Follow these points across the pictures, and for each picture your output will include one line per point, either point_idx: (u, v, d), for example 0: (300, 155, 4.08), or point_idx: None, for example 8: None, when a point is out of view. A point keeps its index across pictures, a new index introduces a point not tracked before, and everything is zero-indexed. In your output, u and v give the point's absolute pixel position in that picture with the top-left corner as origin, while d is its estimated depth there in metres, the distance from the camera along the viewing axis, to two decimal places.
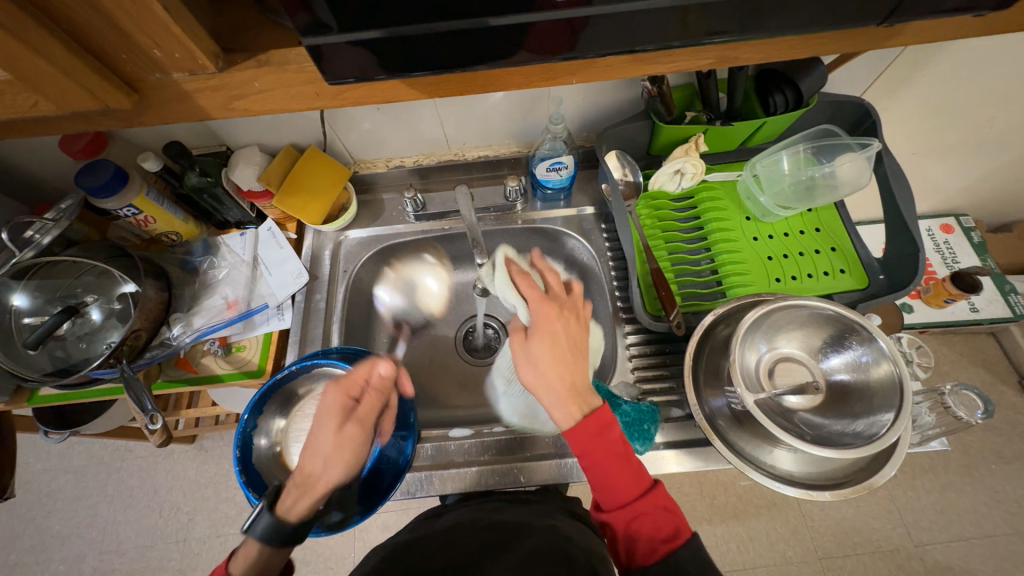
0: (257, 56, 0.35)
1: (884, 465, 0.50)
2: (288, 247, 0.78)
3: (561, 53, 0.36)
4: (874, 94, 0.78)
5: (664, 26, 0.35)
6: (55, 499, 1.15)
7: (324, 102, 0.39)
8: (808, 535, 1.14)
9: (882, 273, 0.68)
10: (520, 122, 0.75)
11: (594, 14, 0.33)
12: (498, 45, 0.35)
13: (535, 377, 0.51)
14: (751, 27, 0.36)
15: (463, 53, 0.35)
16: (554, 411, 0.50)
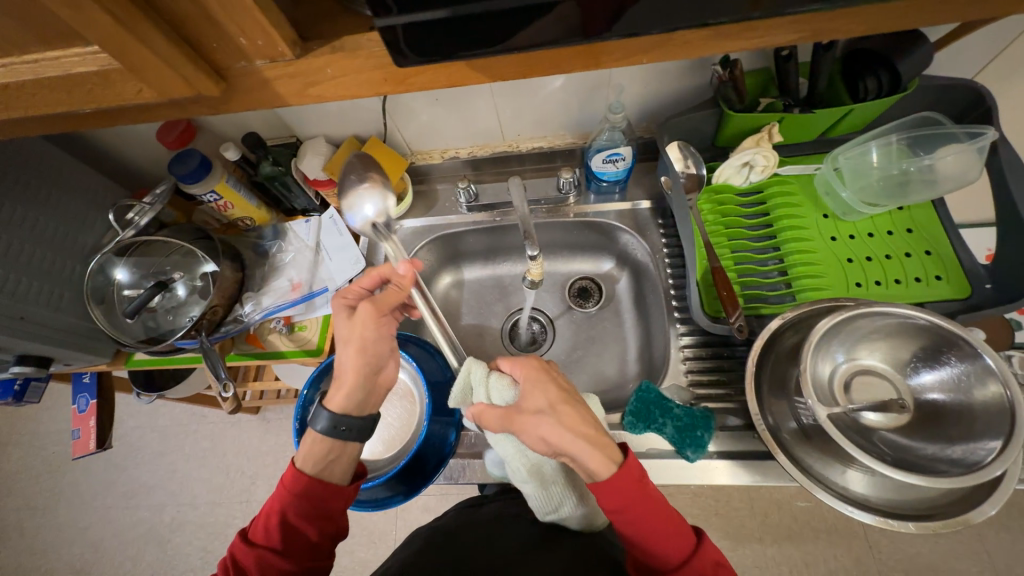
0: (331, 43, 0.37)
1: (985, 502, 0.43)
2: (347, 235, 0.82)
3: (630, 30, 0.35)
4: (989, 77, 0.68)
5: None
6: (143, 452, 1.30)
7: (390, 87, 0.39)
8: (873, 568, 1.04)
9: (989, 282, 0.60)
10: (577, 112, 0.73)
11: None
12: (566, 22, 0.34)
13: (553, 434, 0.47)
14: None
15: (525, 32, 0.34)
16: (586, 460, 0.46)
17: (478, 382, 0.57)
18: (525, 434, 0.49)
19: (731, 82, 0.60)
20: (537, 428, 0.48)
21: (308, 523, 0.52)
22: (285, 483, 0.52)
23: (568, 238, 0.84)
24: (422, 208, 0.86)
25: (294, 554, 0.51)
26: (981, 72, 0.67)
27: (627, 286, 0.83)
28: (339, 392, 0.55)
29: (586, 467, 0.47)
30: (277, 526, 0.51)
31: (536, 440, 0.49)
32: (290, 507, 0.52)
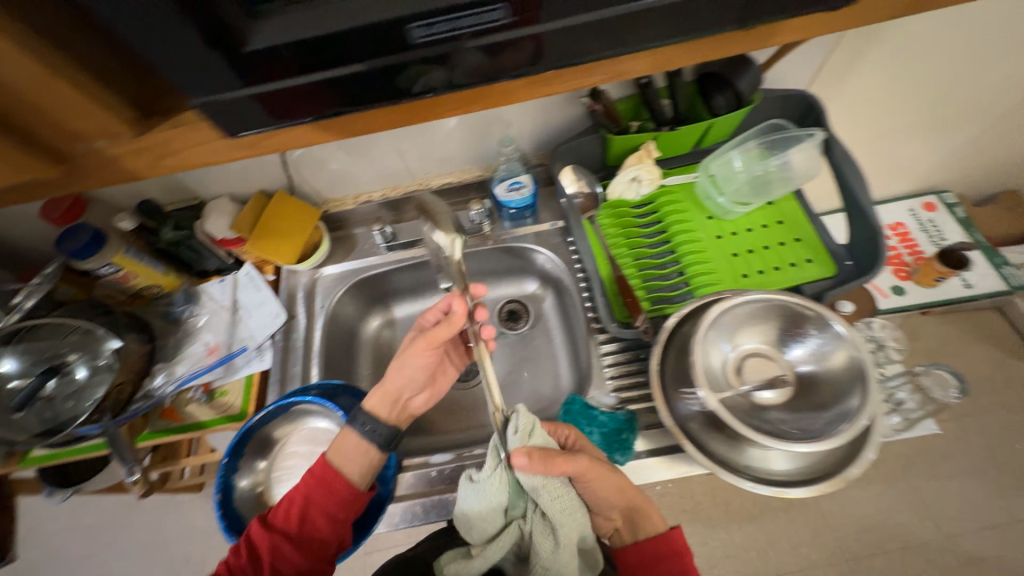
0: (176, 117, 0.39)
1: (850, 462, 0.49)
2: (265, 289, 0.80)
3: (444, 83, 0.37)
4: (820, 86, 0.80)
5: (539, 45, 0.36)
6: (62, 560, 1.14)
7: (250, 151, 0.41)
8: (830, 536, 1.15)
9: (849, 260, 0.68)
10: (476, 148, 0.78)
11: (486, 43, 0.35)
12: (381, 81, 0.36)
13: (625, 487, 0.56)
14: (626, 38, 0.37)
15: (365, 91, 0.37)
16: (648, 514, 0.58)
17: (541, 433, 0.53)
18: (602, 483, 0.54)
19: (603, 110, 0.66)
20: (611, 477, 0.55)
21: (325, 516, 0.57)
22: (315, 471, 0.59)
23: (490, 265, 0.87)
24: (342, 253, 0.86)
25: (303, 543, 0.55)
26: (813, 80, 0.78)
27: (551, 303, 0.86)
28: (376, 397, 0.61)
29: (644, 525, 0.59)
30: (296, 512, 0.57)
31: (609, 492, 0.55)
32: (311, 494, 0.57)
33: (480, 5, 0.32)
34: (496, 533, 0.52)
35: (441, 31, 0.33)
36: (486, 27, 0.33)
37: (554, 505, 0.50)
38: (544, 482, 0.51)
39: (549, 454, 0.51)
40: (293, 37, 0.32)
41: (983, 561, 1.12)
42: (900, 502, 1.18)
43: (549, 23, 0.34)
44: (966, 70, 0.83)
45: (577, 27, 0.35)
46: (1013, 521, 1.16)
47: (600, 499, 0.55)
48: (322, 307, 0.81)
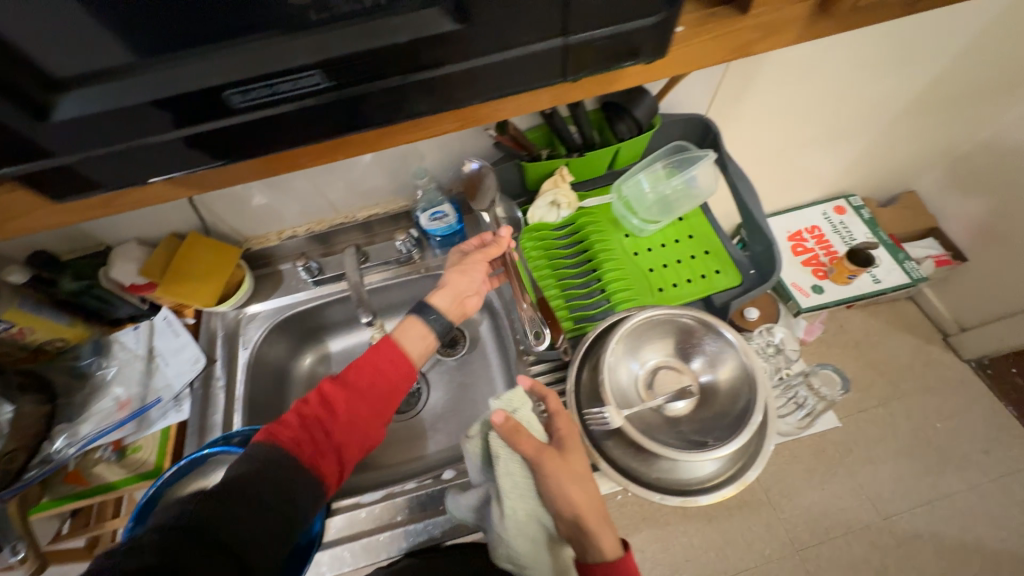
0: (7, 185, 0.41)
1: (749, 466, 0.52)
2: (184, 334, 0.77)
3: (290, 136, 0.38)
4: (718, 110, 0.86)
5: (375, 101, 0.37)
6: None
7: (105, 208, 0.44)
8: (782, 528, 1.19)
9: (752, 269, 0.73)
10: (397, 179, 0.78)
11: (322, 99, 0.35)
12: (224, 137, 0.37)
13: (581, 499, 0.50)
14: (467, 94, 0.37)
15: (210, 147, 0.38)
16: (603, 537, 0.50)
17: (524, 412, 0.52)
18: (559, 480, 0.50)
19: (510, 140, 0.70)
20: (569, 480, 0.50)
21: (389, 388, 0.59)
22: (383, 345, 0.61)
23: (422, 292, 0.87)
24: (269, 290, 0.84)
25: (366, 412, 0.57)
26: (711, 104, 0.83)
27: (486, 326, 0.86)
28: (440, 294, 0.67)
29: (591, 547, 0.50)
30: (360, 370, 0.59)
31: (562, 497, 0.50)
32: (378, 367, 0.59)
33: (296, 73, 0.33)
34: (480, 484, 0.57)
35: (268, 95, 0.34)
36: (313, 90, 0.35)
37: (506, 480, 0.51)
38: (507, 453, 0.51)
39: (518, 426, 0.51)
40: (102, 108, 0.33)
41: (918, 539, 1.20)
42: (840, 490, 1.24)
43: (373, 85, 0.35)
44: (843, 90, 0.92)
45: (401, 87, 0.36)
46: (941, 497, 1.24)
47: (551, 499, 0.50)
48: (246, 349, 0.79)
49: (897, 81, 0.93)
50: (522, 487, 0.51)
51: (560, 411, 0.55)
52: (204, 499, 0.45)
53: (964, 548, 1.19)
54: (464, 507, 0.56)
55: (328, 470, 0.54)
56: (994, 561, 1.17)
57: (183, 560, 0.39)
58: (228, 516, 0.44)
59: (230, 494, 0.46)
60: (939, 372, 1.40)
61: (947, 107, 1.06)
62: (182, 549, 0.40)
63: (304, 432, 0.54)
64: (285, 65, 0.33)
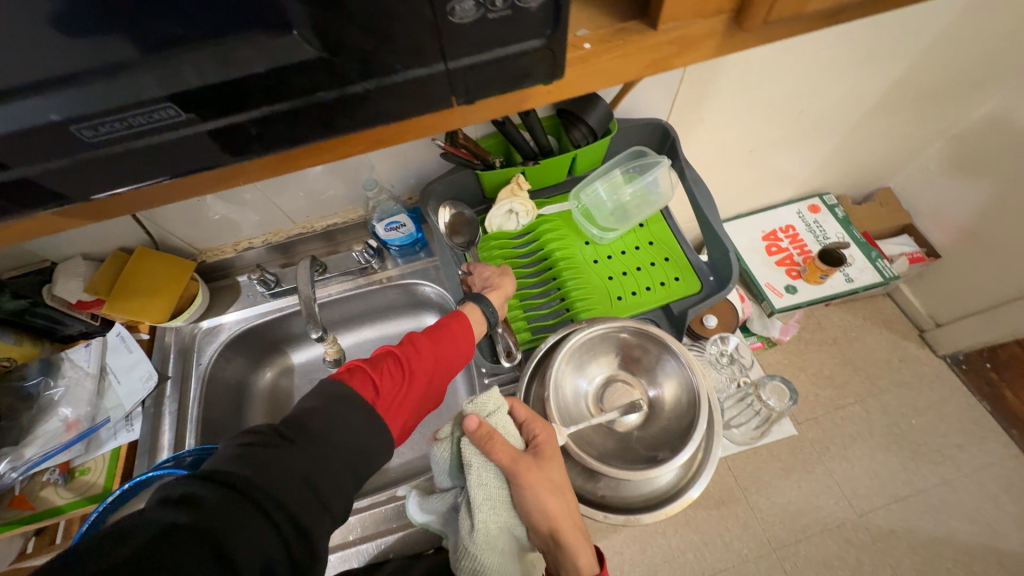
0: None
1: (693, 484, 0.52)
2: (137, 350, 0.75)
3: (162, 174, 0.31)
4: (682, 112, 0.84)
5: (261, 131, 0.29)
6: None
7: None
8: (759, 528, 1.22)
9: (711, 276, 0.72)
10: (351, 189, 0.77)
11: (226, 123, 0.28)
12: (99, 173, 0.29)
13: (559, 512, 0.48)
14: (394, 115, 0.31)
15: (93, 184, 0.30)
16: (580, 552, 0.49)
17: (500, 417, 0.49)
18: (536, 494, 0.47)
19: (465, 148, 0.67)
20: (546, 493, 0.47)
21: (460, 354, 0.59)
22: (460, 315, 0.61)
23: (384, 302, 0.86)
24: (227, 303, 0.83)
25: (438, 370, 0.56)
26: (672, 106, 0.81)
27: None
28: (494, 294, 0.66)
29: (565, 563, 0.49)
30: (438, 333, 0.58)
31: (539, 510, 0.47)
32: (455, 329, 0.59)
33: (141, 106, 0.25)
34: (444, 488, 0.53)
35: (114, 131, 0.26)
36: (174, 122, 0.27)
37: (480, 491, 0.47)
38: (480, 464, 0.47)
39: (492, 433, 0.47)
40: None
41: (891, 534, 1.21)
42: (816, 487, 1.26)
43: (252, 112, 0.28)
44: (808, 88, 0.90)
45: (289, 115, 0.29)
46: (915, 493, 1.25)
47: (526, 509, 0.48)
48: (199, 366, 0.77)
49: (862, 79, 0.92)
50: (496, 499, 0.48)
51: (533, 416, 0.52)
52: (269, 449, 0.41)
53: (937, 543, 1.19)
54: (429, 510, 0.54)
55: (392, 422, 0.51)
56: (968, 555, 1.18)
57: (235, 521, 0.35)
58: (288, 473, 0.40)
59: (298, 444, 0.43)
60: (921, 367, 1.40)
61: (916, 102, 1.05)
62: (239, 507, 0.36)
63: (384, 375, 0.52)
64: (124, 98, 0.25)
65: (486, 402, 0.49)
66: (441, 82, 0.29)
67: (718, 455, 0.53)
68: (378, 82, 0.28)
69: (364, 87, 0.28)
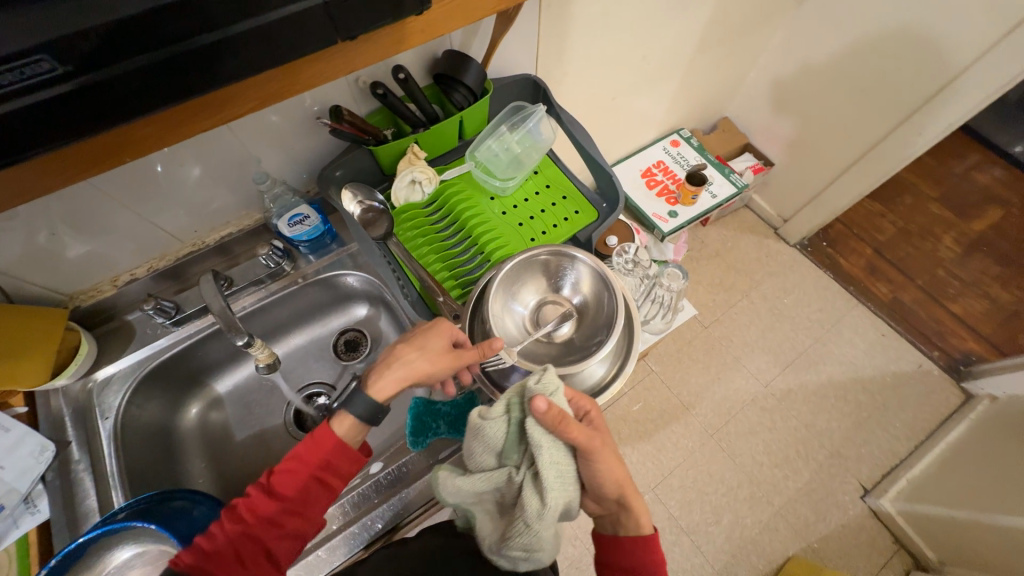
0: None
1: (627, 361, 0.63)
2: (16, 427, 0.64)
3: (43, 144, 0.31)
4: (548, 66, 0.93)
5: (143, 85, 0.31)
6: None
7: None
8: (696, 422, 1.43)
9: (604, 202, 0.81)
10: (240, 191, 0.73)
11: (105, 78, 0.30)
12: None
13: (623, 478, 0.56)
14: (280, 53, 0.34)
15: None
16: (640, 514, 0.57)
17: (559, 396, 0.51)
18: (604, 463, 0.54)
19: (352, 125, 0.68)
20: (605, 458, 0.53)
21: (330, 480, 0.54)
22: (316, 443, 0.54)
23: (307, 304, 0.83)
24: (120, 347, 0.74)
25: (302, 505, 0.52)
26: (537, 61, 0.89)
27: (383, 320, 0.85)
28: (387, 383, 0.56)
29: (627, 521, 0.58)
30: (290, 479, 0.52)
31: (605, 477, 0.54)
32: (321, 458, 0.53)
33: (13, 60, 0.26)
34: (489, 469, 0.52)
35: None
36: (49, 78, 0.28)
37: (551, 470, 0.49)
38: (550, 442, 0.50)
39: (563, 416, 0.49)
40: None
41: (790, 392, 1.48)
42: (729, 374, 1.50)
43: (130, 64, 0.30)
44: (645, 34, 1.04)
45: (171, 65, 0.31)
46: (799, 355, 1.54)
47: (594, 479, 0.54)
48: (107, 418, 0.68)
49: (680, 22, 1.09)
50: (562, 475, 0.51)
51: (578, 392, 0.57)
52: None
53: (821, 387, 1.49)
54: (463, 494, 0.53)
55: None
56: (843, 390, 1.49)
57: None
58: None
59: None
60: (782, 257, 1.71)
61: (725, 40, 1.27)
62: None
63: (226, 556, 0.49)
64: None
65: (546, 381, 0.51)
66: (320, 15, 0.33)
67: (640, 346, 0.63)
68: (256, 20, 0.31)
69: (244, 26, 0.31)
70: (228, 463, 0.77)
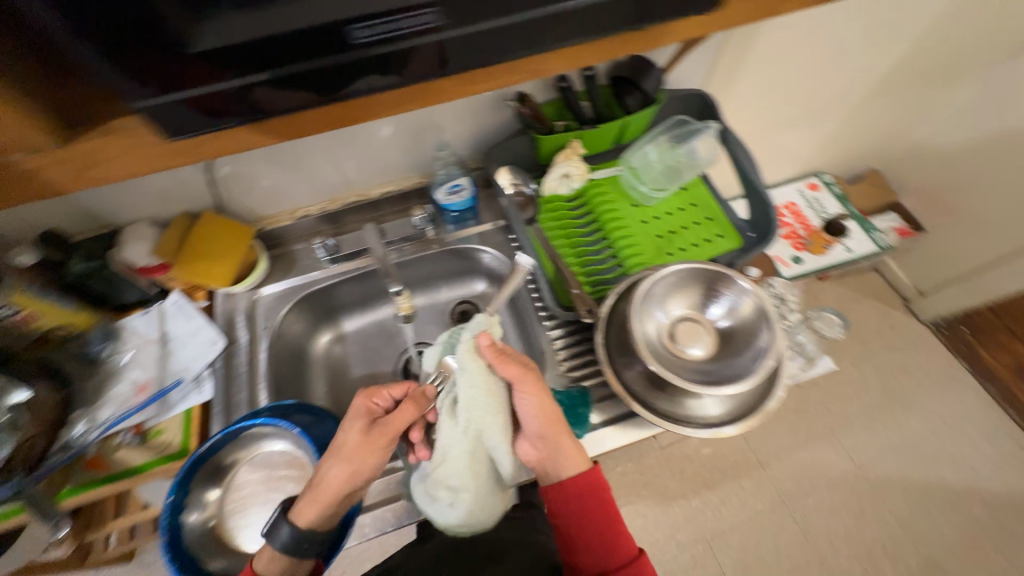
0: (105, 126, 0.40)
1: (770, 395, 0.59)
2: (198, 317, 0.75)
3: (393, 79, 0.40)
4: (716, 87, 0.91)
5: (479, 45, 0.40)
6: None
7: (179, 161, 0.43)
8: (771, 485, 1.32)
9: (751, 231, 0.78)
10: (413, 156, 0.80)
11: (460, 33, 0.38)
12: (354, 74, 0.39)
13: (558, 424, 0.57)
14: (579, 32, 0.41)
15: (344, 83, 0.39)
16: (571, 456, 0.57)
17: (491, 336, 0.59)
18: (535, 401, 0.57)
19: (529, 112, 0.72)
20: (535, 400, 0.57)
21: None
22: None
23: (437, 269, 0.89)
24: (282, 272, 0.84)
25: None
26: (709, 79, 0.88)
27: (500, 299, 0.89)
28: (310, 504, 0.54)
29: (564, 463, 0.57)
30: None
31: (535, 416, 0.57)
32: None
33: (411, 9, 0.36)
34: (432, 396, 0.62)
35: (387, 30, 0.37)
36: (433, 26, 0.37)
37: (466, 392, 0.55)
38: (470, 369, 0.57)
39: (498, 350, 0.58)
40: (266, 32, 0.34)
41: (889, 483, 1.31)
42: (820, 446, 1.36)
43: (483, 24, 0.38)
44: (823, 69, 0.98)
45: (506, 31, 0.39)
46: (908, 446, 1.36)
47: (529, 419, 0.57)
48: (266, 328, 0.79)
49: (864, 62, 1.01)
50: (470, 409, 0.55)
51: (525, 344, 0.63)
52: None
53: (929, 489, 1.31)
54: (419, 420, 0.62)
55: None
56: (957, 498, 1.30)
57: None
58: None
59: None
60: (909, 332, 1.52)
61: (907, 87, 1.16)
62: None
63: None
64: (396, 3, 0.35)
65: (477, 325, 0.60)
66: None
67: (777, 399, 0.58)
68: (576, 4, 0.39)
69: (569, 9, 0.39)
70: (343, 394, 0.85)
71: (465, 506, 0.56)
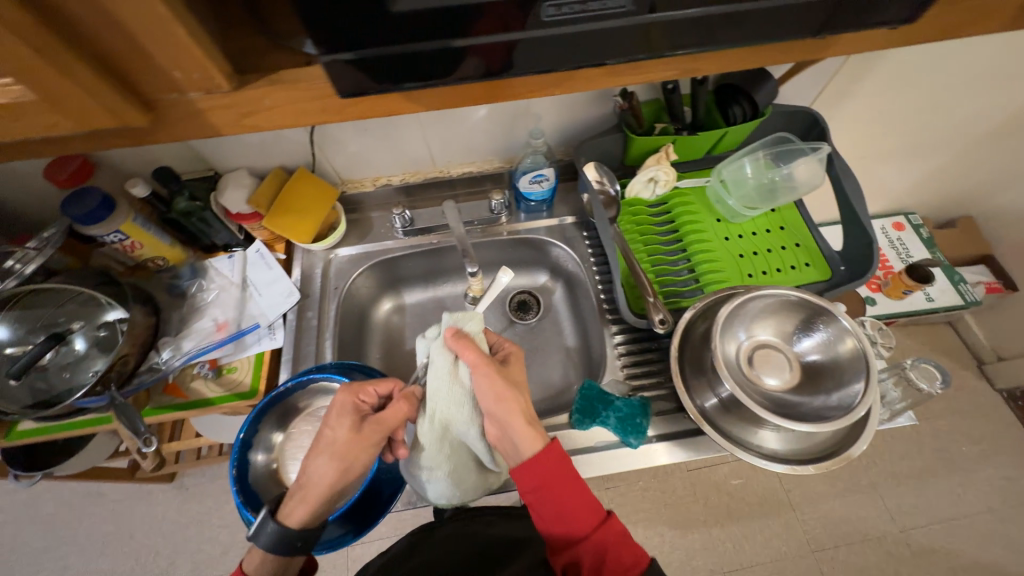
0: (270, 74, 0.40)
1: (855, 441, 0.55)
2: (277, 268, 0.79)
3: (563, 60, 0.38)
4: (823, 106, 0.86)
5: (661, 36, 0.37)
6: (98, 505, 1.24)
7: (330, 116, 0.43)
8: (800, 529, 1.26)
9: (842, 265, 0.73)
10: (501, 140, 0.80)
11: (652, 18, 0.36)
12: (530, 52, 0.37)
13: (512, 406, 0.55)
14: (763, 33, 0.39)
15: (513, 59, 0.38)
16: (521, 436, 0.53)
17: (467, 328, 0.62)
18: (488, 384, 0.56)
19: (631, 109, 0.71)
20: (484, 383, 0.56)
21: None
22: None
23: (503, 256, 0.89)
24: (356, 236, 0.86)
25: None
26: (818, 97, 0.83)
27: (561, 294, 0.89)
28: (297, 504, 0.53)
29: (519, 442, 0.53)
30: None
31: (487, 397, 0.56)
32: None
33: None
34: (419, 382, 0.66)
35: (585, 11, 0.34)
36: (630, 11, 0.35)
37: (432, 383, 0.59)
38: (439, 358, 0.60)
39: (459, 338, 0.59)
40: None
41: (931, 553, 1.23)
42: (861, 499, 1.28)
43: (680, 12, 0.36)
44: (945, 102, 0.91)
45: (693, 23, 0.37)
46: (959, 517, 1.27)
47: (485, 399, 0.56)
48: (337, 288, 0.81)
49: (995, 99, 0.92)
50: (438, 395, 0.58)
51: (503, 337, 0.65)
52: None
53: (974, 566, 1.22)
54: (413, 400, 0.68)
55: None
56: None
57: None
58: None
59: None
60: (979, 397, 1.41)
61: None
62: None
63: None
64: None
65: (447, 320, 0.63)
66: None
67: (862, 448, 0.54)
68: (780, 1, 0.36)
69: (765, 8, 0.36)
70: (396, 363, 0.87)
71: (441, 480, 0.60)
